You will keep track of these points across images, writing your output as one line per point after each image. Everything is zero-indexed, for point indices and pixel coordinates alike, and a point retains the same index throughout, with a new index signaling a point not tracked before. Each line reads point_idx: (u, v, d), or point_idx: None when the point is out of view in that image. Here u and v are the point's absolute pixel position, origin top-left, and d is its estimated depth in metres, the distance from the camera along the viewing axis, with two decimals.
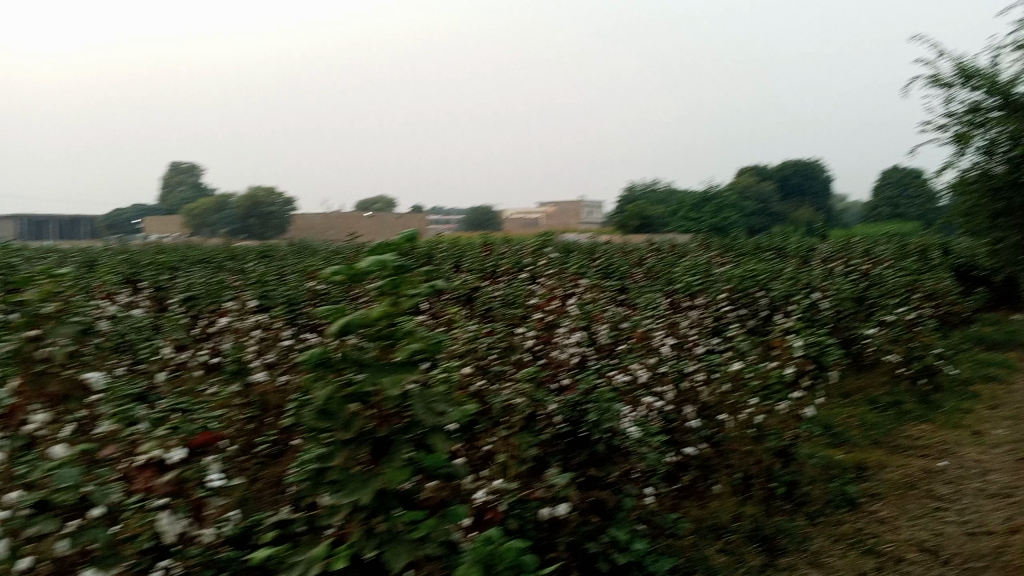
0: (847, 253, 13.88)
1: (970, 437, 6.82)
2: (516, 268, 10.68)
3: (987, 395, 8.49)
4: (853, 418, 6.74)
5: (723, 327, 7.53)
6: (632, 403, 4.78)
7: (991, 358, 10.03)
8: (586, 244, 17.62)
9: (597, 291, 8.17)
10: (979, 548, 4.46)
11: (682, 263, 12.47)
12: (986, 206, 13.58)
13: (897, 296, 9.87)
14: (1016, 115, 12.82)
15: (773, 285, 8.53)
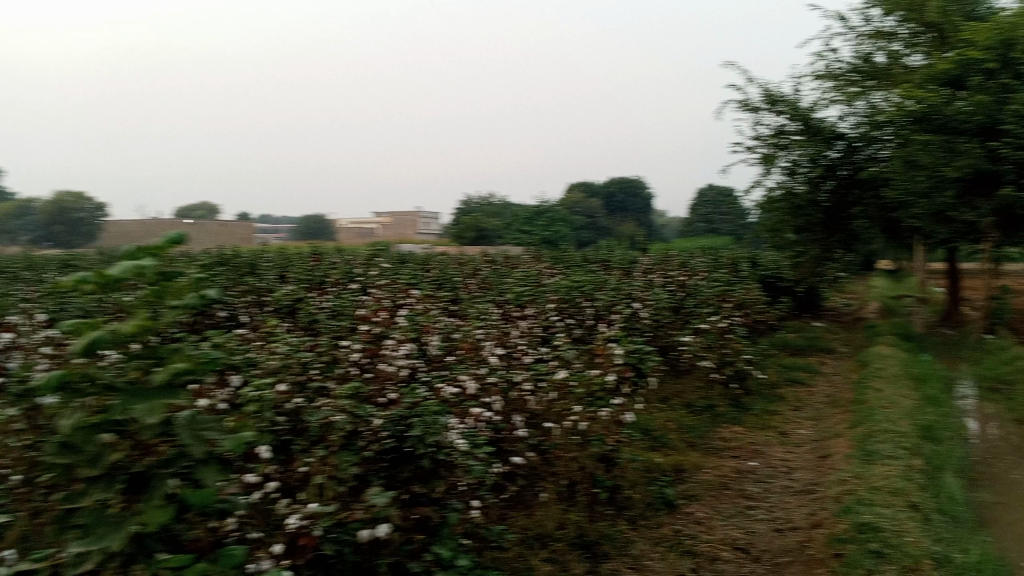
0: (668, 265, 14.59)
1: (777, 437, 7.25)
2: (346, 279, 10.41)
3: (791, 397, 9.11)
4: (673, 421, 7.00)
5: (551, 336, 7.63)
6: (461, 416, 4.65)
7: (794, 362, 10.79)
8: (421, 256, 17.55)
9: (427, 302, 8.06)
10: (786, 543, 4.71)
11: (513, 274, 12.62)
12: (789, 222, 15.12)
13: (712, 305, 10.44)
14: (812, 141, 14.25)
15: (599, 295, 8.76)
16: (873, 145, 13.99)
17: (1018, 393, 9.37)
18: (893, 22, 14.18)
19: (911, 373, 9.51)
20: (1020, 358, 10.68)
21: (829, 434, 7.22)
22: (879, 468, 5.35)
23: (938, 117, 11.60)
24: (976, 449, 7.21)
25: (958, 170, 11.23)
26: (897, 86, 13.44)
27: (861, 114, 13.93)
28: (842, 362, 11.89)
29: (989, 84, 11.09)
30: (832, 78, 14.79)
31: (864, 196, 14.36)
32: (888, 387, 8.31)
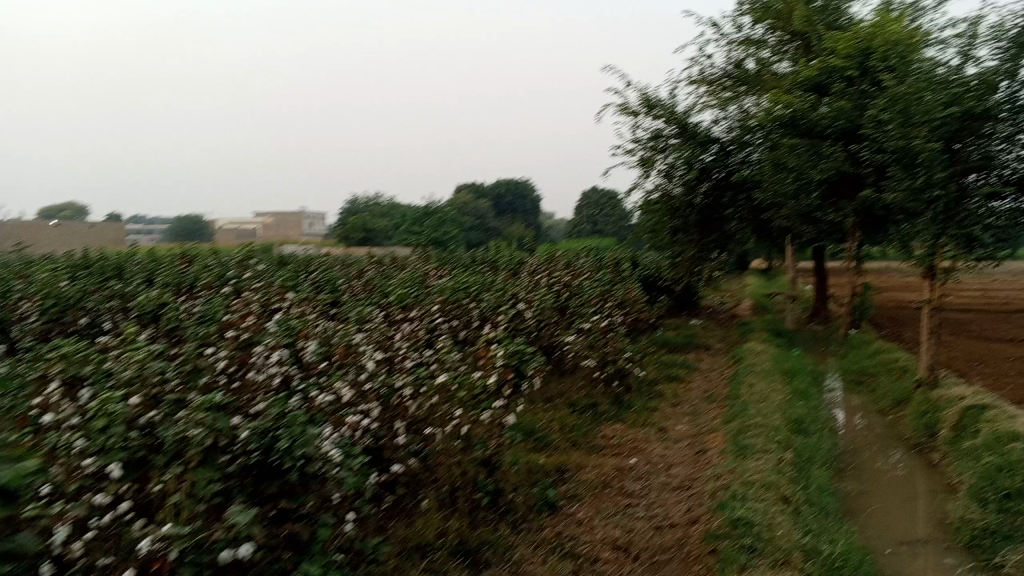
0: (552, 265, 14.71)
1: (656, 434, 7.36)
2: (218, 282, 9.95)
3: (670, 394, 9.29)
4: (556, 422, 6.99)
5: (434, 337, 7.47)
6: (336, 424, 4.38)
7: (673, 359, 11.04)
8: (302, 258, 17.04)
9: (304, 305, 7.75)
10: (664, 541, 4.75)
11: (396, 275, 12.41)
12: (666, 223, 15.53)
13: (594, 304, 10.56)
14: (688, 145, 14.72)
15: (482, 295, 8.67)
16: (743, 149, 14.52)
17: (878, 385, 9.89)
18: (762, 30, 14.84)
19: (781, 368, 9.88)
20: (879, 351, 11.29)
21: (706, 430, 7.38)
22: (753, 463, 5.48)
23: (804, 121, 12.10)
24: (841, 439, 7.53)
25: (823, 172, 11.68)
26: (767, 92, 13.99)
27: (733, 119, 14.62)
28: (718, 358, 12.28)
29: (851, 89, 11.28)
30: (706, 83, 15.32)
31: (736, 198, 15.04)
32: (761, 382, 8.59)
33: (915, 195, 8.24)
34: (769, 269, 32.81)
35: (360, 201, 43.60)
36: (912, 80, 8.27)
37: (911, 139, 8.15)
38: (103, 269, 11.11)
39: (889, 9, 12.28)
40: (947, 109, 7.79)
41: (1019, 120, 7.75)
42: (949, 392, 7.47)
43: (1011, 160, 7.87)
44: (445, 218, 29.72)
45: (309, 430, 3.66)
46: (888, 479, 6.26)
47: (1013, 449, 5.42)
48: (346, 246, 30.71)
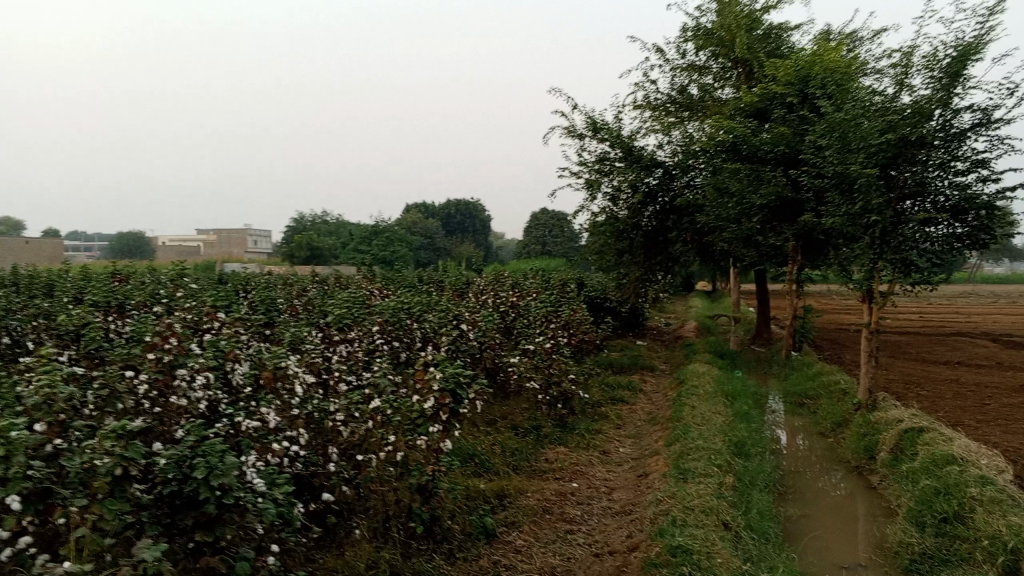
0: (498, 285, 14.62)
1: (598, 457, 7.27)
2: (152, 301, 9.63)
3: (614, 415, 9.23)
4: (497, 446, 6.85)
5: (372, 359, 7.30)
6: (262, 452, 4.31)
7: (618, 381, 11.00)
8: (243, 276, 16.71)
9: (239, 324, 7.52)
10: (604, 569, 4.64)
11: (339, 295, 12.19)
12: (612, 246, 15.59)
13: (539, 325, 10.49)
14: (633, 168, 14.71)
15: (425, 316, 8.53)
16: (687, 173, 14.68)
17: (819, 407, 9.97)
18: (705, 57, 15.14)
19: (724, 390, 9.89)
20: (820, 374, 11.41)
21: (648, 452, 7.32)
22: (693, 487, 5.41)
23: (745, 146, 12.26)
24: (783, 461, 7.53)
25: (764, 196, 11.85)
26: (708, 117, 14.37)
27: (677, 143, 14.74)
28: (662, 380, 12.28)
29: (790, 116, 11.55)
30: (651, 108, 15.52)
31: (680, 221, 15.15)
32: (703, 404, 8.57)
33: (853, 220, 8.39)
34: (714, 291, 33.21)
35: (307, 218, 43.06)
36: (849, 107, 8.45)
37: (849, 165, 8.29)
38: (29, 285, 10.66)
39: (827, 38, 12.60)
40: (883, 136, 7.96)
41: (952, 148, 7.89)
42: (887, 415, 7.54)
43: (945, 187, 8.00)
44: (392, 237, 29.48)
45: (230, 458, 3.45)
46: (828, 502, 6.26)
47: (950, 473, 5.47)
48: (291, 264, 30.24)
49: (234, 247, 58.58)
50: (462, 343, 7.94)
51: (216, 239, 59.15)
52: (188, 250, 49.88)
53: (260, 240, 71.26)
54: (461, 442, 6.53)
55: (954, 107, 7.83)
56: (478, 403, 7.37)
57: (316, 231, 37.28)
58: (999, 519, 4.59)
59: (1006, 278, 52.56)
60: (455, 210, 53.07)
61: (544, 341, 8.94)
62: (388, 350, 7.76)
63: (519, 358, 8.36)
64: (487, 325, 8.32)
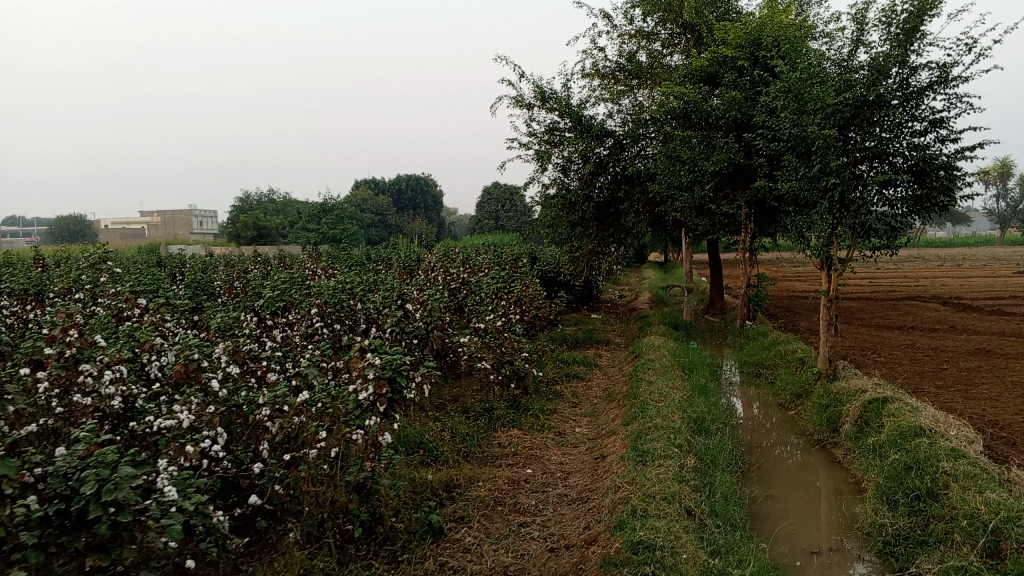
0: (449, 261, 14.20)
1: (553, 439, 6.91)
2: (75, 287, 9.03)
3: (569, 393, 8.91)
4: (446, 432, 6.47)
5: (310, 344, 6.86)
6: (175, 456, 3.88)
7: (572, 356, 10.68)
8: (181, 259, 16.03)
9: (164, 311, 7.00)
10: (560, 567, 4.31)
11: (279, 275, 11.65)
12: (564, 218, 15.21)
13: (490, 301, 10.11)
14: (583, 137, 14.29)
15: (368, 296, 8.08)
16: (638, 142, 14.35)
17: (777, 377, 9.75)
18: (652, 23, 14.81)
19: (681, 362, 9.63)
20: (776, 343, 11.22)
21: (605, 432, 7.00)
22: (653, 471, 5.10)
23: (696, 113, 11.94)
24: (744, 435, 7.28)
25: (716, 164, 11.55)
26: (658, 85, 14.06)
27: (627, 112, 14.38)
28: (618, 354, 11.99)
29: (741, 81, 11.26)
30: (600, 76, 15.15)
31: (632, 191, 14.86)
32: (660, 379, 8.28)
33: (810, 184, 8.11)
34: (666, 261, 33.20)
35: (252, 197, 41.95)
36: (804, 66, 8.16)
37: (806, 127, 7.98)
38: None
39: (776, 0, 12.32)
40: (840, 96, 7.68)
41: (910, 107, 7.65)
42: (849, 385, 7.33)
43: (903, 148, 7.74)
44: (341, 214, 28.76)
45: (124, 469, 3.00)
46: (791, 479, 6.01)
47: (919, 447, 5.25)
48: (236, 244, 29.37)
49: (179, 229, 56.99)
50: (406, 324, 7.51)
51: (161, 221, 57.61)
52: (132, 233, 48.50)
53: (206, 219, 69.64)
54: (405, 430, 6.12)
55: (911, 63, 7.60)
56: (424, 387, 6.97)
57: (262, 211, 36.34)
58: (975, 497, 4.37)
59: (948, 241, 53.60)
60: (405, 185, 52.24)
61: (495, 319, 8.52)
62: (328, 334, 7.30)
63: (468, 337, 7.95)
64: (433, 304, 7.89)
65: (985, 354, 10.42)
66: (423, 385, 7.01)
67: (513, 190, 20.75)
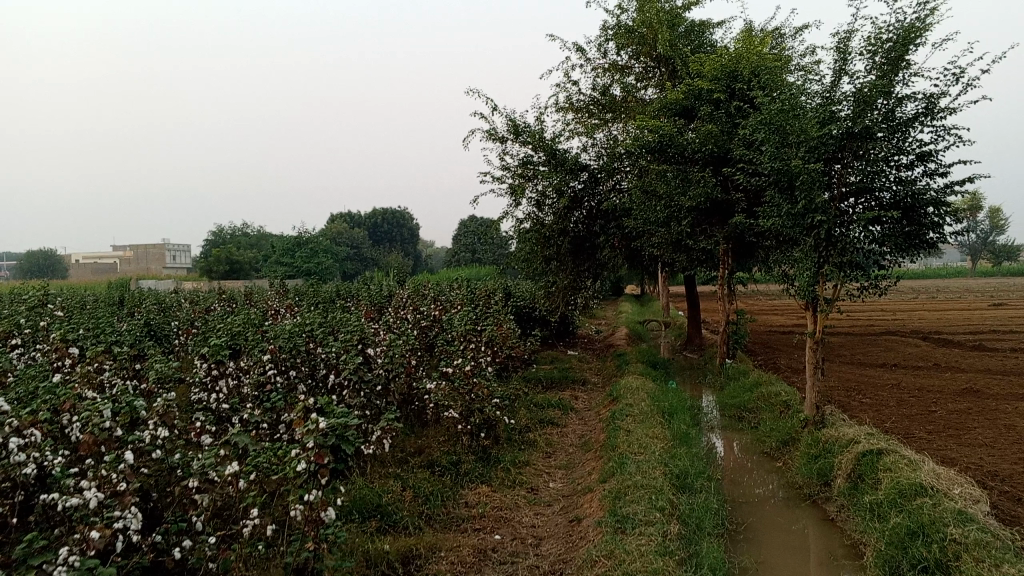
0: (420, 298, 13.74)
1: (525, 496, 6.41)
2: (17, 332, 8.46)
3: (544, 440, 8.43)
4: (409, 492, 5.96)
5: (262, 397, 6.35)
6: (80, 543, 3.36)
7: (547, 399, 10.21)
8: (142, 299, 15.43)
9: (102, 361, 6.46)
10: None
11: (241, 315, 11.11)
12: (538, 253, 14.81)
13: (460, 343, 9.64)
14: (557, 171, 13.95)
15: (328, 340, 7.58)
16: (613, 176, 14.02)
17: (761, 422, 9.31)
18: (626, 57, 14.62)
19: (661, 406, 9.19)
20: (758, 384, 10.80)
21: (580, 488, 6.52)
22: (632, 543, 4.60)
23: (672, 147, 11.61)
24: (728, 488, 6.80)
25: (693, 199, 11.22)
26: (632, 118, 13.78)
27: (601, 145, 14.05)
28: (594, 395, 11.53)
29: (718, 114, 10.98)
30: (574, 110, 14.89)
31: (607, 226, 14.50)
32: (638, 426, 7.82)
33: (795, 221, 7.74)
34: (644, 294, 32.88)
35: (226, 230, 41.27)
36: (786, 99, 7.85)
37: (789, 161, 7.64)
38: None
39: (752, 33, 12.10)
40: (824, 128, 7.35)
41: (897, 140, 7.32)
42: (839, 432, 6.93)
43: (890, 183, 7.41)
44: (316, 248, 28.27)
45: None
46: (783, 540, 5.55)
47: (922, 510, 4.82)
48: (208, 279, 28.72)
49: (151, 263, 56.13)
50: (365, 372, 7.00)
51: (133, 256, 56.58)
52: (103, 268, 47.58)
53: (180, 252, 68.76)
54: (361, 492, 5.59)
55: (897, 93, 7.29)
56: (384, 441, 6.45)
57: (236, 245, 35.75)
58: (991, 571, 3.93)
59: (921, 272, 53.91)
60: (381, 219, 51.77)
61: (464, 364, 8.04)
62: (281, 383, 6.78)
63: (435, 383, 7.43)
64: (396, 349, 7.40)
65: (974, 394, 10.04)
66: (384, 438, 6.49)
67: (488, 223, 20.35)
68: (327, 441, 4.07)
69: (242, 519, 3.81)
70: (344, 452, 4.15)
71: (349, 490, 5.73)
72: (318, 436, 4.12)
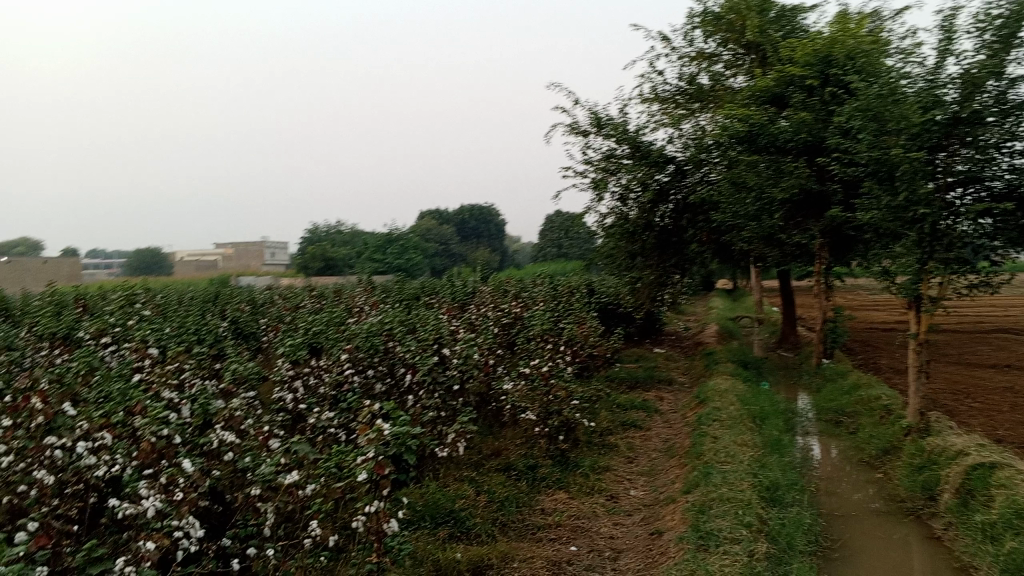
0: (503, 295, 13.62)
1: (604, 505, 6.14)
2: (113, 330, 8.71)
3: (627, 443, 8.14)
4: (483, 498, 5.80)
5: (337, 399, 6.30)
6: (138, 553, 3.33)
7: (631, 400, 9.90)
8: (238, 296, 15.86)
9: (183, 361, 6.53)
10: None
11: (326, 313, 11.20)
12: (623, 248, 14.46)
13: (540, 341, 9.42)
14: (641, 164, 13.57)
15: (405, 339, 7.48)
16: (700, 168, 13.54)
17: (860, 427, 8.76)
18: (714, 44, 14.08)
19: (751, 410, 8.76)
20: (856, 386, 10.20)
21: (662, 498, 6.23)
22: (716, 566, 4.30)
23: (762, 136, 11.09)
24: (823, 500, 6.38)
25: (786, 190, 10.69)
26: (721, 108, 13.27)
27: (688, 136, 13.57)
28: (681, 395, 11.15)
29: (811, 101, 10.43)
30: (659, 101, 14.46)
31: (695, 219, 14.03)
32: (726, 431, 7.44)
33: (895, 214, 7.20)
34: (736, 288, 31.98)
35: (320, 228, 42.28)
36: (885, 84, 7.29)
37: (888, 150, 7.13)
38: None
39: (849, 15, 11.44)
40: (926, 114, 6.82)
41: (1010, 124, 6.72)
42: (944, 442, 6.41)
43: (1001, 172, 6.81)
44: (406, 245, 28.59)
45: None
46: (884, 560, 5.13)
47: None
48: (304, 276, 29.51)
49: (251, 260, 58.16)
50: (439, 373, 6.86)
51: (234, 253, 58.68)
52: (207, 264, 49.55)
53: (278, 250, 71.01)
54: (434, 497, 5.46)
55: (1010, 74, 6.69)
56: (459, 445, 6.30)
57: (330, 242, 36.57)
58: None
59: None
60: (469, 215, 52.10)
61: (543, 363, 7.82)
62: (358, 383, 6.72)
63: (512, 384, 7.24)
64: (472, 350, 7.24)
65: None
66: (459, 442, 6.34)
67: (574, 218, 20.05)
68: (392, 448, 3.92)
69: (307, 525, 3.71)
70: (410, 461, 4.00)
71: (422, 495, 5.59)
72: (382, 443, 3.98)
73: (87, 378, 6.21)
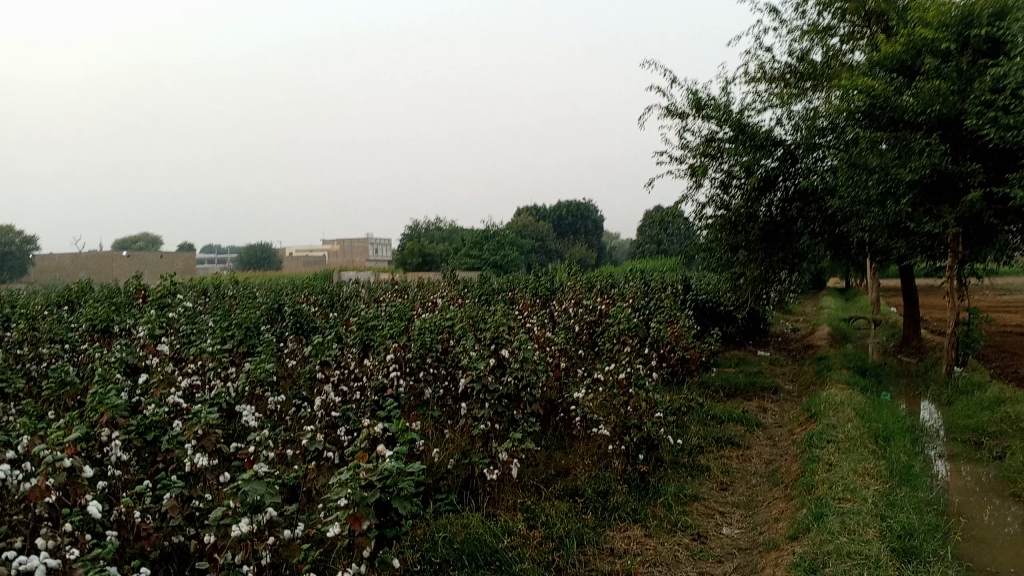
0: (589, 291, 12.55)
1: (687, 546, 5.02)
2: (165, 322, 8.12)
3: (723, 464, 6.94)
4: (538, 533, 4.78)
5: (372, 408, 5.39)
6: None
7: (729, 412, 8.66)
8: (317, 290, 15.30)
9: (205, 360, 5.74)
10: None
11: (399, 308, 10.41)
12: (724, 241, 13.09)
13: (625, 343, 8.30)
14: (745, 148, 12.20)
15: (463, 337, 6.51)
16: (813, 152, 12.04)
17: (1009, 453, 7.27)
18: (830, 16, 12.62)
19: (874, 428, 7.39)
20: (1000, 400, 8.64)
21: (762, 542, 5.07)
22: None
23: (887, 110, 9.64)
24: (967, 549, 5.09)
25: (915, 171, 9.24)
26: (836, 83, 11.79)
27: (800, 117, 12.12)
28: (786, 407, 9.84)
29: (946, 69, 9.00)
30: (767, 79, 13.03)
31: (807, 208, 12.40)
32: (842, 457, 6.17)
33: None
34: (850, 288, 29.71)
35: (421, 225, 42.21)
36: None
37: None
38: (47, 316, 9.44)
39: None
40: None
41: None
42: None
43: None
44: (503, 241, 27.82)
45: None
46: None
47: None
48: (402, 271, 29.27)
49: (355, 257, 59.02)
50: (493, 379, 5.81)
51: (339, 250, 59.42)
52: (310, 260, 50.13)
53: (381, 246, 71.96)
54: (477, 532, 4.47)
55: None
56: (512, 464, 5.30)
57: (429, 240, 36.35)
58: None
59: None
60: (567, 211, 50.98)
61: (622, 369, 6.69)
62: (404, 388, 5.78)
63: (583, 393, 6.16)
64: (536, 353, 6.20)
65: None
66: (512, 460, 5.35)
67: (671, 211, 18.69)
68: (372, 493, 3.27)
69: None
70: (400, 507, 3.41)
71: (462, 527, 4.60)
72: (367, 484, 3.38)
73: (95, 377, 5.49)
